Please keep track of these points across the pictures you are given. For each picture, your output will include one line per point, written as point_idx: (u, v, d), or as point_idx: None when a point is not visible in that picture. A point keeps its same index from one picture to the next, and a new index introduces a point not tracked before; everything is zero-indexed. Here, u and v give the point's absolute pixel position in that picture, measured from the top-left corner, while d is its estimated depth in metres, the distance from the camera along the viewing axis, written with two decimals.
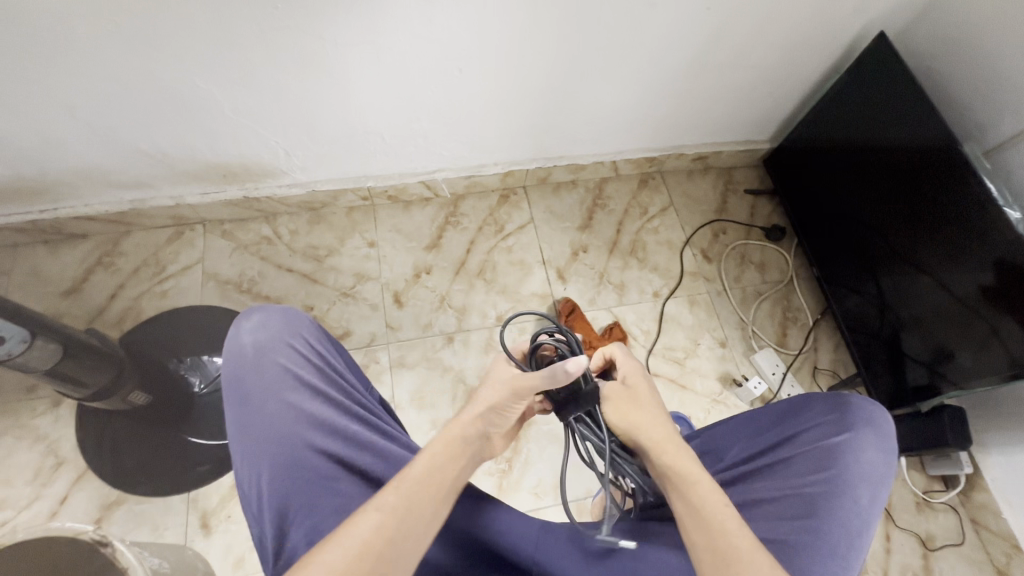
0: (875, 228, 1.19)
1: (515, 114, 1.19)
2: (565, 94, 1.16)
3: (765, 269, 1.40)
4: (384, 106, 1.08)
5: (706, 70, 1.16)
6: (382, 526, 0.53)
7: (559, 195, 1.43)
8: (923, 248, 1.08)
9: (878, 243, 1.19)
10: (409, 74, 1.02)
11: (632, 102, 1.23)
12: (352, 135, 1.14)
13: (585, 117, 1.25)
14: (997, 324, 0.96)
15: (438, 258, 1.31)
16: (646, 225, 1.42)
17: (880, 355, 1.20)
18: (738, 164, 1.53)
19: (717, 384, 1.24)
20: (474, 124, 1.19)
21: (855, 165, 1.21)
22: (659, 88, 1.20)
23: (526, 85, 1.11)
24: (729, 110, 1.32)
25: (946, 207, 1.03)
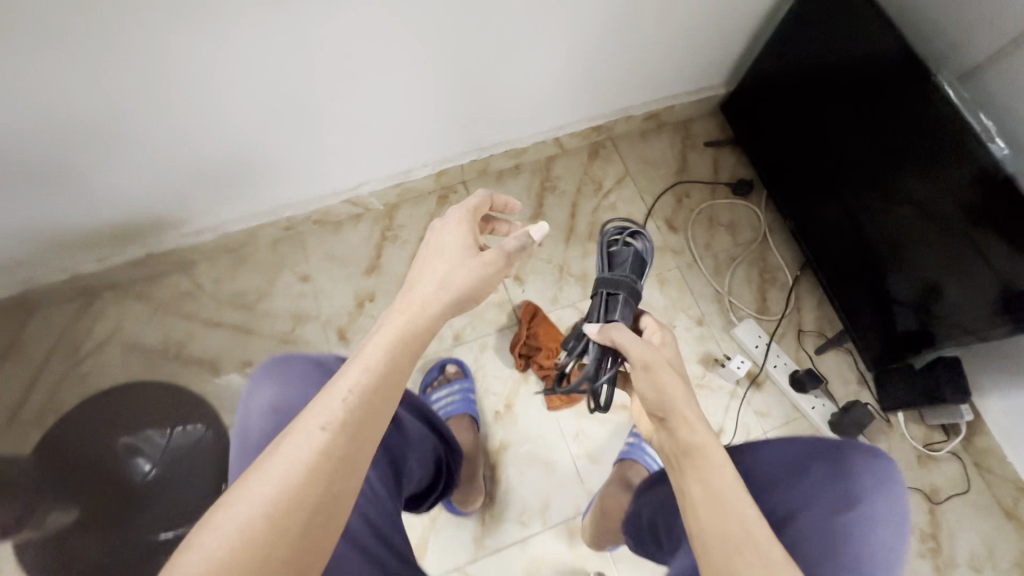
0: (849, 169, 1.08)
1: (429, 106, 1.03)
2: (485, 73, 1.00)
3: (737, 229, 1.28)
4: (274, 121, 0.93)
5: (642, 17, 1.01)
6: (330, 444, 0.48)
7: (503, 184, 1.29)
8: (897, 175, 0.98)
9: (853, 186, 1.08)
10: (291, 80, 0.86)
11: (563, 69, 1.07)
12: (250, 162, 1.00)
13: (514, 95, 1.09)
14: (983, 246, 0.87)
15: (380, 282, 1.19)
16: (603, 201, 1.29)
17: (867, 305, 1.12)
18: (694, 115, 1.38)
19: (698, 367, 1.15)
20: (386, 124, 1.04)
21: (821, 101, 1.09)
22: (592, 47, 1.04)
23: (433, 71, 0.95)
24: (675, 58, 1.17)
25: (920, 137, 0.91)
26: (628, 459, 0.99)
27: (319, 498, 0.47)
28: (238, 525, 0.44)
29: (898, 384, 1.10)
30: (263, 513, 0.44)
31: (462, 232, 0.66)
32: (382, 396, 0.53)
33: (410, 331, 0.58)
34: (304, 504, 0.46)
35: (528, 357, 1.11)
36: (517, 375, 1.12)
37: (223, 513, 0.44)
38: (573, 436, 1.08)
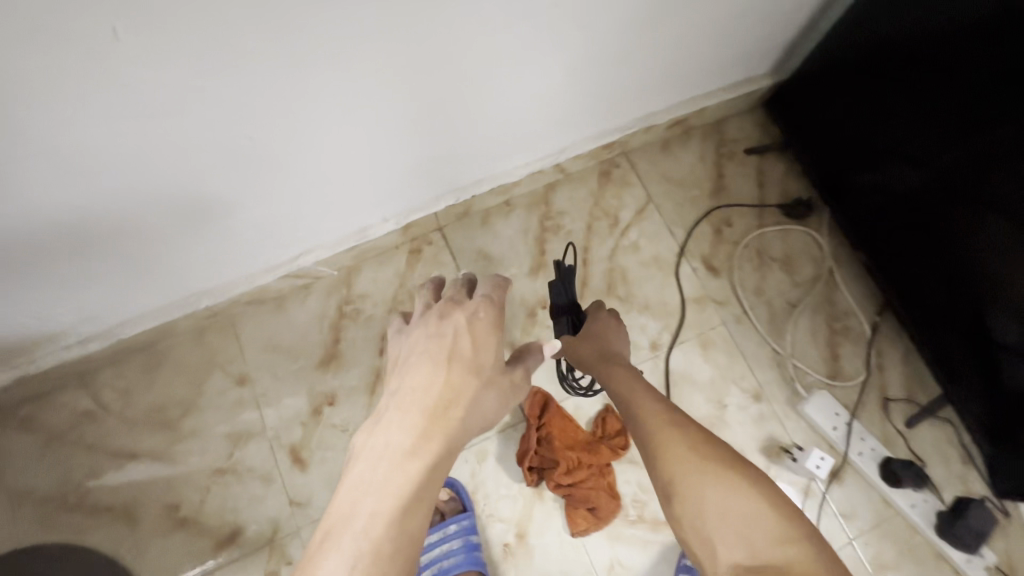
0: (944, 184, 0.81)
1: (379, 138, 0.75)
2: (455, 85, 0.72)
3: (794, 265, 1.00)
4: (159, 179, 0.65)
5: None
6: None
7: (492, 227, 1.00)
8: (1004, 186, 0.73)
9: (950, 208, 0.81)
10: (166, 123, 0.59)
11: (563, 70, 0.78)
12: (142, 239, 0.72)
13: (496, 112, 0.80)
14: None
15: (342, 377, 0.91)
16: (623, 240, 1.00)
17: (970, 364, 0.86)
18: (729, 114, 1.08)
19: (761, 458, 0.89)
20: (324, 169, 0.75)
21: (902, 95, 0.82)
22: (603, 36, 0.75)
23: (381, 87, 0.67)
24: (711, 45, 0.87)
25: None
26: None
27: None
28: None
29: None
30: None
31: (490, 339, 0.54)
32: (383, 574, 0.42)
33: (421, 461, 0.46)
34: None
35: (541, 469, 0.85)
36: (530, 493, 0.86)
37: None
38: (609, 569, 0.83)
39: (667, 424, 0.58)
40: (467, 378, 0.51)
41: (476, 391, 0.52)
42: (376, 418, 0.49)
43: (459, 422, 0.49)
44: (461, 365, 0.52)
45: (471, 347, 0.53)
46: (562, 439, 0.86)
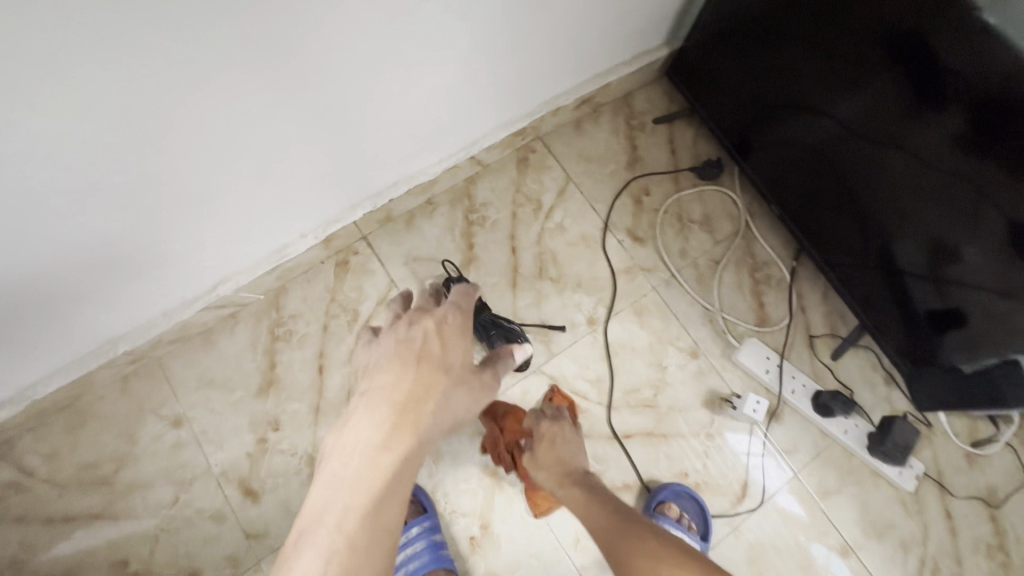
0: (834, 127, 0.85)
1: (275, 151, 0.72)
2: (344, 88, 0.70)
3: (713, 224, 1.05)
4: (54, 228, 0.62)
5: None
6: None
7: (417, 229, 0.99)
8: (882, 126, 0.78)
9: (844, 147, 0.86)
10: (40, 174, 0.56)
11: (452, 61, 0.77)
12: (64, 287, 0.70)
13: (395, 111, 0.79)
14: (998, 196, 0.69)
15: (283, 403, 0.88)
16: (548, 223, 1.02)
17: (884, 292, 0.92)
18: (634, 87, 1.11)
19: (705, 412, 0.93)
20: (228, 191, 0.73)
21: (785, 47, 0.86)
22: (484, 23, 0.74)
23: (263, 97, 0.64)
24: (599, 22, 0.89)
25: (927, 71, 0.69)
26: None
27: None
28: None
29: (943, 380, 0.91)
30: None
31: (461, 341, 0.56)
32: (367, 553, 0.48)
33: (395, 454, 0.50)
34: None
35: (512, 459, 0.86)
36: (489, 484, 0.87)
37: None
38: (575, 543, 0.85)
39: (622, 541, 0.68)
40: (440, 373, 0.54)
41: (448, 387, 0.54)
42: (347, 416, 0.53)
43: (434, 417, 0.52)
44: (430, 363, 0.54)
45: (439, 348, 0.56)
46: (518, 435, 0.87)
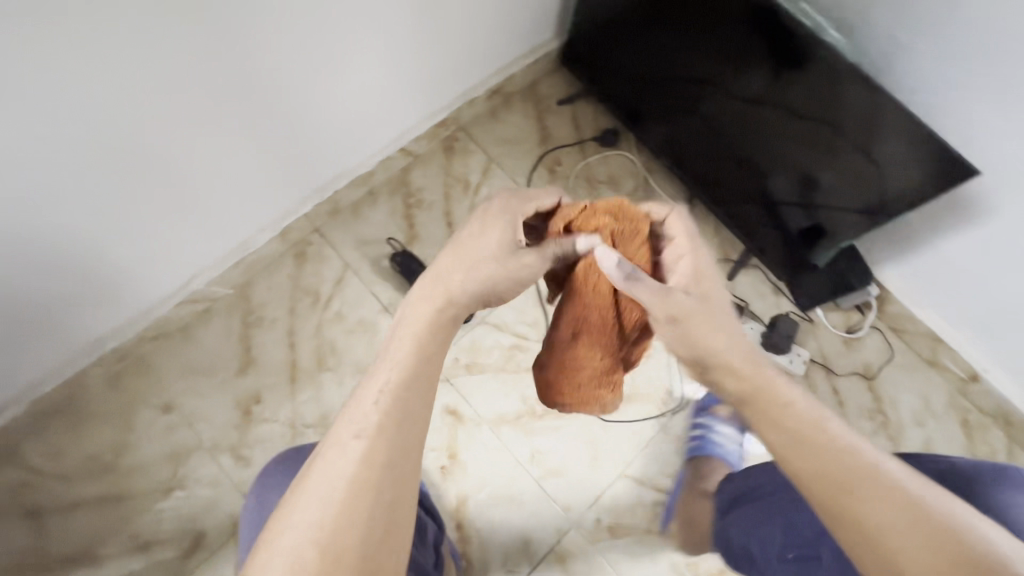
0: (698, 80, 1.03)
1: (229, 148, 0.85)
2: (285, 95, 0.85)
3: (617, 182, 1.23)
4: (46, 232, 0.73)
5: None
6: (367, 455, 0.43)
7: (363, 217, 1.13)
8: (736, 83, 0.97)
9: (708, 96, 1.04)
10: (43, 192, 0.69)
11: (369, 63, 0.92)
12: (72, 290, 0.82)
13: (327, 108, 0.93)
14: (833, 124, 0.88)
15: (261, 379, 1.00)
16: (477, 198, 1.18)
17: (758, 214, 1.11)
18: (537, 76, 1.28)
19: None
20: (193, 187, 0.85)
21: (649, 19, 1.03)
22: (391, 30, 0.90)
23: (216, 110, 0.78)
24: (491, 24, 1.07)
25: (752, 24, 0.87)
26: (702, 454, 0.97)
27: (369, 523, 0.41)
28: (287, 555, 0.39)
29: (814, 280, 1.10)
30: (308, 543, 0.39)
31: (498, 229, 0.56)
32: (418, 395, 0.47)
33: (439, 312, 0.52)
34: (348, 526, 0.40)
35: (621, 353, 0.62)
36: (452, 421, 1.01)
37: (271, 548, 0.40)
38: (530, 458, 1.00)
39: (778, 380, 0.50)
40: (483, 243, 0.55)
41: (494, 253, 0.55)
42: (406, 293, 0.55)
43: (477, 279, 0.54)
44: (479, 238, 0.56)
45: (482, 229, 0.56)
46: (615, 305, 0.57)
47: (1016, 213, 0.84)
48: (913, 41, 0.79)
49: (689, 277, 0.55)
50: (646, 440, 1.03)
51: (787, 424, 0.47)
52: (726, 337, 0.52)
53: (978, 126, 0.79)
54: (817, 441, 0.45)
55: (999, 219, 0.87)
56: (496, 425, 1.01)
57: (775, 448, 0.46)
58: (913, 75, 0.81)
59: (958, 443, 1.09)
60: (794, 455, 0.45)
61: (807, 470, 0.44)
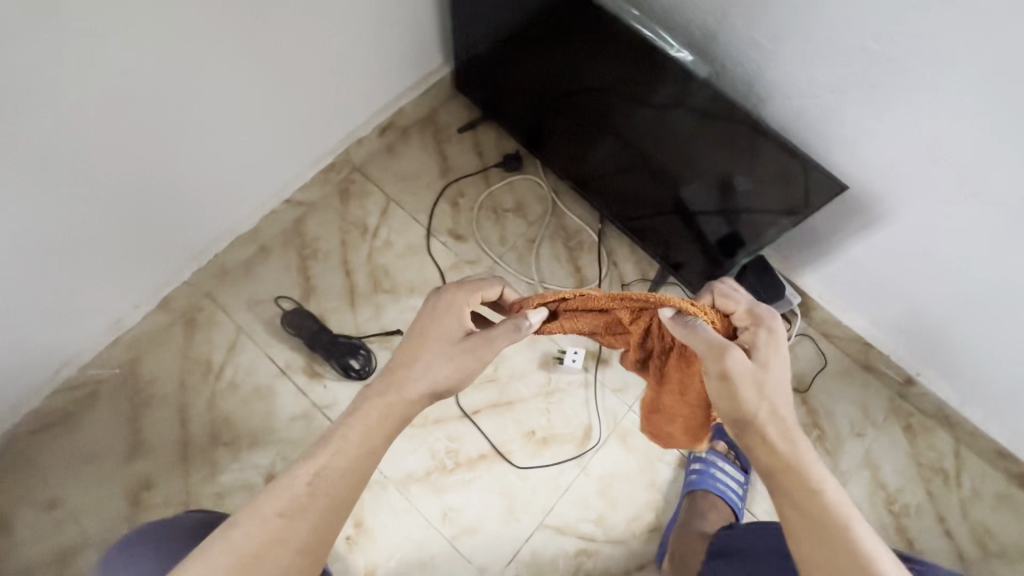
0: (582, 93, 0.95)
1: (62, 229, 0.78)
2: (116, 169, 0.79)
3: (525, 208, 1.17)
4: None
5: (264, 27, 0.83)
6: (283, 531, 0.53)
7: (256, 275, 1.08)
8: (615, 100, 0.91)
9: (597, 107, 0.95)
10: None
11: (211, 118, 0.86)
12: None
13: (175, 170, 0.87)
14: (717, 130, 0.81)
15: (152, 461, 0.95)
16: (376, 242, 1.12)
17: (679, 225, 1.02)
18: (435, 104, 1.23)
19: (542, 374, 1.04)
20: (34, 279, 0.79)
21: (519, 37, 0.96)
22: (226, 80, 0.84)
23: (32, 200, 0.73)
24: (357, 63, 1.01)
25: (610, 35, 0.80)
26: (698, 488, 0.93)
27: None
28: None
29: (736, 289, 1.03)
30: None
31: (455, 318, 0.60)
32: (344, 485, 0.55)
33: (389, 407, 0.58)
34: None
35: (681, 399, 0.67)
36: None
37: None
38: (442, 517, 0.94)
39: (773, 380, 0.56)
40: (443, 339, 0.60)
41: (443, 353, 0.59)
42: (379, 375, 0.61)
43: (431, 377, 0.59)
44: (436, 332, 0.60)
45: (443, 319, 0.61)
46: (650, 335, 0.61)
47: (915, 217, 0.77)
48: (766, 48, 0.73)
49: (760, 341, 0.57)
50: (566, 485, 0.97)
51: (807, 508, 0.53)
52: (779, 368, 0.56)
53: (856, 129, 0.73)
54: (813, 496, 0.53)
55: (900, 224, 0.80)
56: (404, 485, 0.96)
57: (794, 526, 0.53)
58: (784, 79, 0.75)
59: (901, 450, 1.03)
60: (799, 518, 0.53)
61: (816, 556, 0.51)
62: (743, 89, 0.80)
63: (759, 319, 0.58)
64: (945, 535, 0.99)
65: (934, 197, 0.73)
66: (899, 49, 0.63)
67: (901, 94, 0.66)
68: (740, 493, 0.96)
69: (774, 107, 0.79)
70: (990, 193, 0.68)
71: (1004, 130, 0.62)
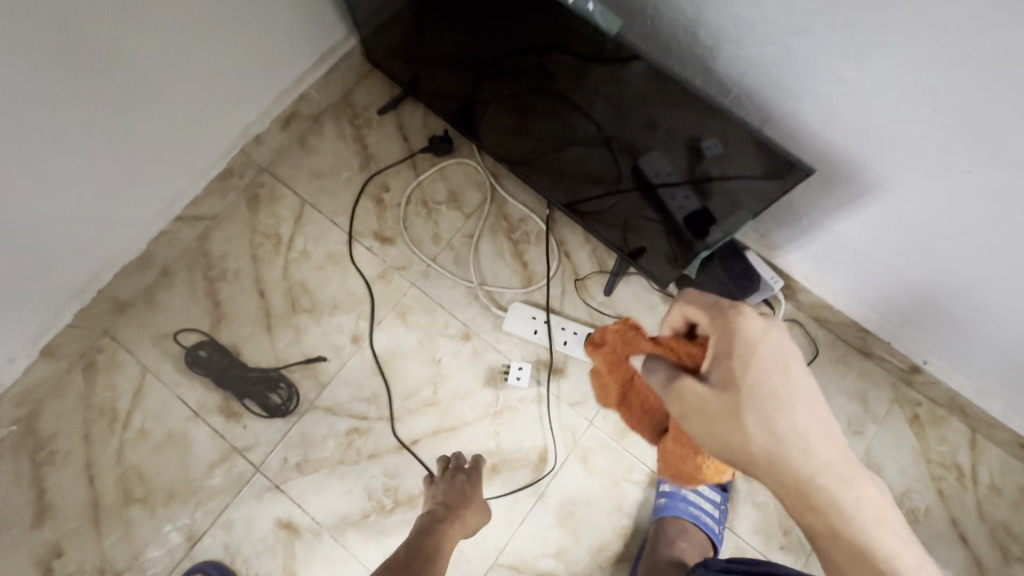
0: (502, 48, 0.74)
1: None
2: None
3: (461, 199, 1.01)
4: None
5: (75, 23, 0.65)
6: None
7: (157, 305, 0.95)
8: (535, 61, 0.72)
9: (526, 61, 0.74)
10: None
11: (40, 145, 0.70)
12: None
13: (7, 212, 0.71)
14: (656, 83, 0.61)
15: (60, 526, 0.86)
16: (292, 254, 0.98)
17: (639, 203, 0.82)
18: (349, 85, 1.05)
19: (488, 392, 0.91)
20: None
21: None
22: (43, 95, 0.67)
23: None
24: (237, 53, 0.84)
25: None
26: (670, 515, 0.82)
27: None
28: None
29: (707, 275, 0.86)
30: None
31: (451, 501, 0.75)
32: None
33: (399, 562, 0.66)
34: None
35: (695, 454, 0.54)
36: (286, 535, 0.86)
37: None
38: None
39: (780, 411, 0.46)
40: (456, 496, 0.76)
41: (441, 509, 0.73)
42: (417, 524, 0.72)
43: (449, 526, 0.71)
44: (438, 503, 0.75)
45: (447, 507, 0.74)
46: (645, 391, 0.60)
47: (909, 188, 0.61)
48: None
49: (718, 360, 0.48)
50: (520, 518, 0.86)
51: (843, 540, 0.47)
52: (777, 394, 0.47)
53: (828, 82, 0.56)
54: (846, 529, 0.47)
55: (889, 197, 0.64)
56: (340, 531, 0.86)
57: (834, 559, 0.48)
58: (729, 23, 0.57)
59: (908, 447, 0.89)
60: (836, 550, 0.47)
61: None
62: (685, 39, 0.62)
63: (716, 322, 0.49)
64: (960, 541, 0.86)
65: (933, 162, 0.56)
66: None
67: (882, 32, 0.49)
68: (717, 516, 0.85)
69: (721, 60, 0.62)
70: (1004, 156, 0.51)
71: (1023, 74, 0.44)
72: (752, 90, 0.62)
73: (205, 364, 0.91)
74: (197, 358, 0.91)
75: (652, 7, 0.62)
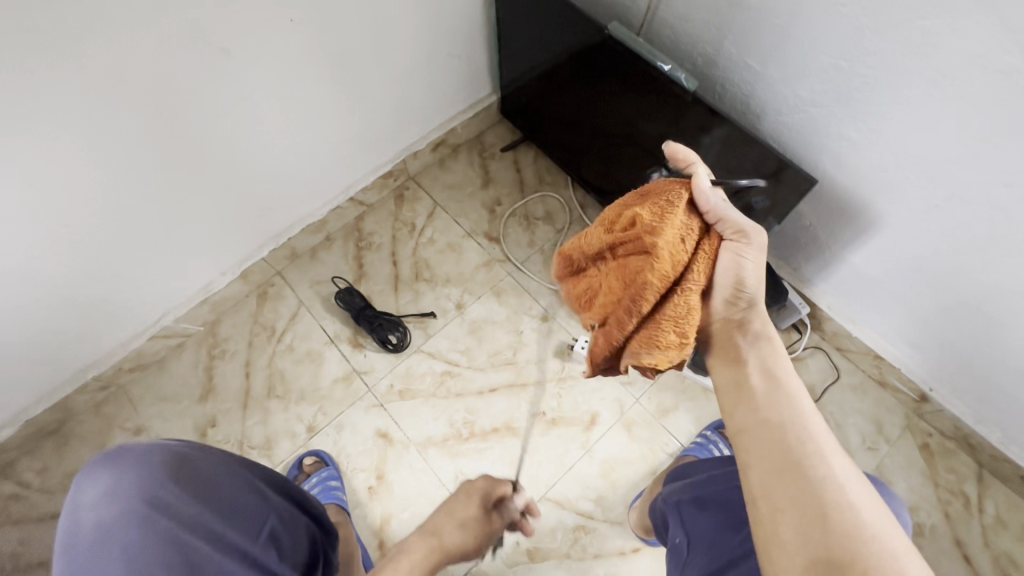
0: (608, 112, 1.05)
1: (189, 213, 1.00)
2: (234, 167, 1.00)
3: (554, 218, 1.31)
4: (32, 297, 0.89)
5: (353, 62, 1.02)
6: None
7: (318, 260, 1.27)
8: (632, 123, 1.02)
9: (624, 121, 1.03)
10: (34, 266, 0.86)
11: (303, 130, 1.06)
12: (69, 336, 0.99)
13: (270, 168, 1.06)
14: (721, 141, 0.89)
15: (218, 403, 1.13)
16: (421, 239, 1.29)
17: None
18: (483, 128, 1.41)
19: (556, 362, 1.14)
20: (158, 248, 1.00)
21: (552, 61, 1.08)
22: (320, 101, 1.03)
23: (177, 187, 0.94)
24: (423, 94, 1.21)
25: (625, 66, 0.92)
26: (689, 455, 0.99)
27: None
28: None
29: None
30: None
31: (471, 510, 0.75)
32: None
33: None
34: None
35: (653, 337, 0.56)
36: (382, 443, 1.08)
37: None
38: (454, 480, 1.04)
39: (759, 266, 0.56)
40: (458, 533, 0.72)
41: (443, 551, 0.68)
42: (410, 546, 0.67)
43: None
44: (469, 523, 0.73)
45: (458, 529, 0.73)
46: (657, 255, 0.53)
47: (900, 221, 0.83)
48: (766, 75, 0.83)
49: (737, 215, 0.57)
50: (570, 464, 1.04)
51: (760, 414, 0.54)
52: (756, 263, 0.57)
53: (839, 140, 0.82)
54: (769, 412, 0.54)
55: (887, 230, 0.86)
56: (424, 448, 1.07)
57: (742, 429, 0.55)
58: (774, 98, 0.85)
59: (917, 469, 1.02)
60: (761, 435, 0.53)
61: (768, 461, 0.51)
62: (745, 107, 0.91)
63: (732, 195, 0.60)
64: (964, 561, 0.95)
65: (914, 201, 0.79)
66: (881, 72, 0.71)
67: (876, 108, 0.75)
68: None
69: (768, 123, 0.89)
70: (961, 195, 0.74)
71: (967, 138, 0.69)
72: (790, 145, 0.89)
73: (347, 303, 1.17)
74: (347, 296, 1.17)
75: (725, 87, 0.91)
